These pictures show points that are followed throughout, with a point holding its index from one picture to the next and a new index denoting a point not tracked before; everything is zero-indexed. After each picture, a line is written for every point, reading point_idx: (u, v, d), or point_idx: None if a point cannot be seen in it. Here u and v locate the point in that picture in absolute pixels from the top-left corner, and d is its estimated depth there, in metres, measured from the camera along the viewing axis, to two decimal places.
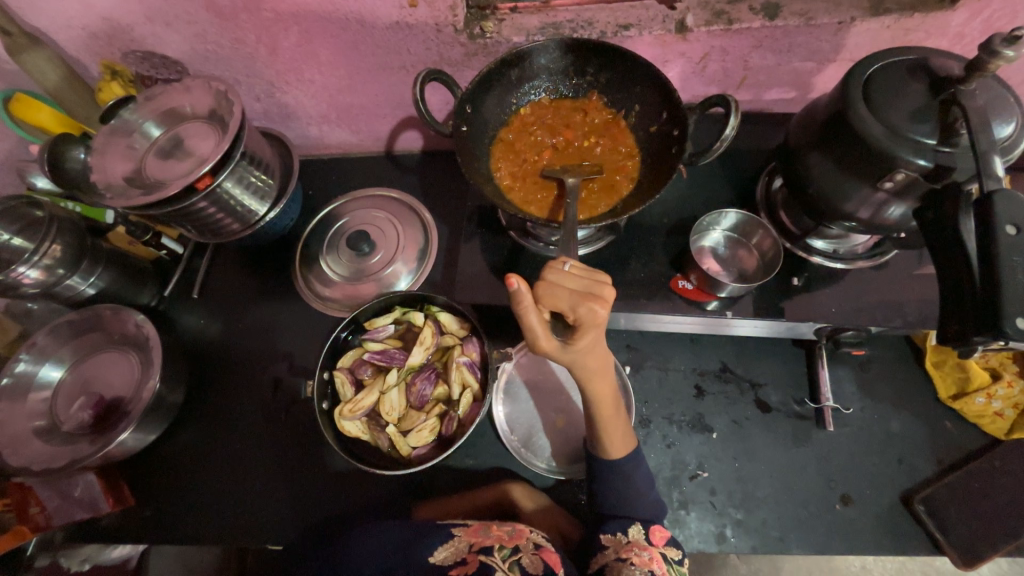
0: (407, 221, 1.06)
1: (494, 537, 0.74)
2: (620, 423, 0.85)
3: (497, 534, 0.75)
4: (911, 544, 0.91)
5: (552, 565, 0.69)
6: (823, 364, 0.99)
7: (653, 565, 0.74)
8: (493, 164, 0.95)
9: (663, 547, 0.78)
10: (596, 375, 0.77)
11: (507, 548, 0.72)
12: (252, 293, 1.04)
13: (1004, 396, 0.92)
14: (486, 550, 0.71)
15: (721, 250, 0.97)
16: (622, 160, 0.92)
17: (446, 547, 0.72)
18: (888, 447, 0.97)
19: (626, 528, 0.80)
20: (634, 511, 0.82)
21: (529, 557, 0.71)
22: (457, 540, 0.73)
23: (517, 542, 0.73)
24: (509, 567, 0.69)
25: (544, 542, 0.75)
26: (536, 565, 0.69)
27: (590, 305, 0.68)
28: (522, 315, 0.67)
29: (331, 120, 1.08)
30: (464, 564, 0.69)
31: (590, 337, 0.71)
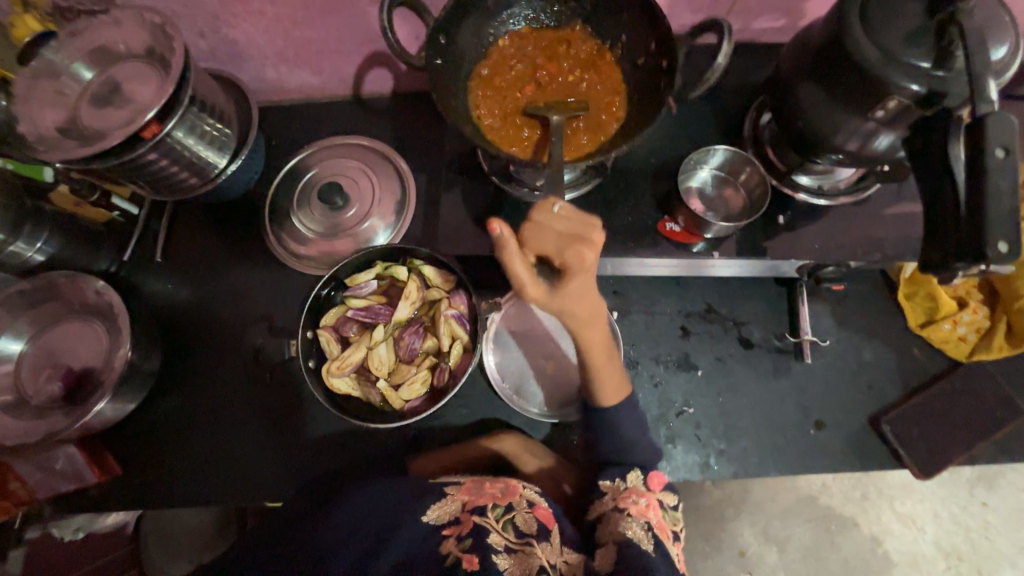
0: (382, 172, 1.07)
1: (487, 496, 0.71)
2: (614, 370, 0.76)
3: (489, 493, 0.71)
4: (877, 462, 0.89)
5: (545, 523, 0.69)
6: (804, 300, 0.93)
7: (651, 514, 0.69)
8: (472, 101, 0.82)
9: (660, 494, 0.73)
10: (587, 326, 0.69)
11: (501, 507, 0.69)
12: (220, 252, 1.05)
13: (968, 322, 0.91)
14: (479, 510, 0.68)
15: (708, 189, 0.93)
16: (609, 95, 0.82)
17: (437, 507, 0.68)
18: (859, 375, 0.93)
19: (623, 474, 0.74)
20: (632, 457, 0.76)
21: (522, 516, 0.69)
22: (449, 500, 0.70)
23: (510, 500, 0.71)
24: (503, 526, 0.66)
25: (536, 497, 0.73)
26: (529, 523, 0.68)
27: (578, 248, 0.61)
28: (506, 261, 0.61)
29: (296, 58, 1.05)
30: (458, 523, 0.66)
31: (579, 283, 0.63)
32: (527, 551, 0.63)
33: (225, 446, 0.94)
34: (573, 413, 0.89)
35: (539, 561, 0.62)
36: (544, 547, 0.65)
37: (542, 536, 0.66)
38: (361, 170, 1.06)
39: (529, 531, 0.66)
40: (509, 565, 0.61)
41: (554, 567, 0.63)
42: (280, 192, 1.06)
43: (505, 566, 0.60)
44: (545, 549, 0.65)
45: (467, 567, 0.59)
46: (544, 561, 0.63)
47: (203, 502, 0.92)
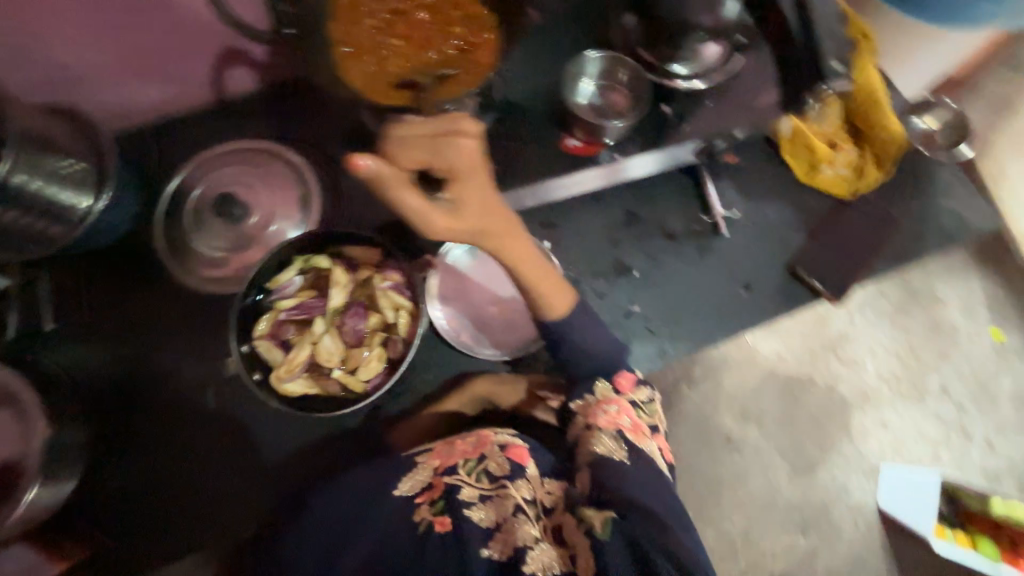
0: (276, 170, 1.01)
1: (458, 453, 0.71)
2: (551, 276, 0.73)
3: (460, 450, 0.72)
4: (803, 303, 0.99)
5: (518, 461, 0.69)
6: (707, 181, 1.01)
7: (622, 419, 0.71)
8: (339, 60, 0.75)
9: (632, 394, 0.74)
10: (502, 237, 0.67)
11: (472, 460, 0.69)
12: (123, 299, 0.96)
13: (842, 161, 1.02)
14: (451, 470, 0.69)
15: (596, 99, 0.93)
16: (476, 30, 0.81)
17: (410, 479, 0.71)
18: (770, 232, 1.02)
19: (592, 387, 0.75)
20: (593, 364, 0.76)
21: (494, 461, 0.69)
22: (421, 469, 0.72)
23: (482, 450, 0.70)
24: (476, 477, 0.68)
25: (509, 437, 0.73)
26: (502, 465, 0.68)
27: (451, 142, 0.60)
28: (395, 196, 0.61)
29: (138, 70, 0.95)
30: (431, 489, 0.69)
31: (472, 183, 0.62)
32: (500, 495, 0.65)
33: (196, 492, 0.89)
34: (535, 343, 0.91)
35: (513, 501, 0.64)
36: (519, 484, 0.66)
37: (516, 475, 0.67)
38: (252, 174, 1.00)
39: (502, 473, 0.67)
40: (484, 514, 0.64)
41: (531, 501, 0.65)
42: (171, 219, 0.98)
43: (478, 517, 0.63)
44: (520, 486, 0.66)
45: (440, 530, 0.64)
46: (518, 498, 0.64)
47: (194, 549, 0.88)
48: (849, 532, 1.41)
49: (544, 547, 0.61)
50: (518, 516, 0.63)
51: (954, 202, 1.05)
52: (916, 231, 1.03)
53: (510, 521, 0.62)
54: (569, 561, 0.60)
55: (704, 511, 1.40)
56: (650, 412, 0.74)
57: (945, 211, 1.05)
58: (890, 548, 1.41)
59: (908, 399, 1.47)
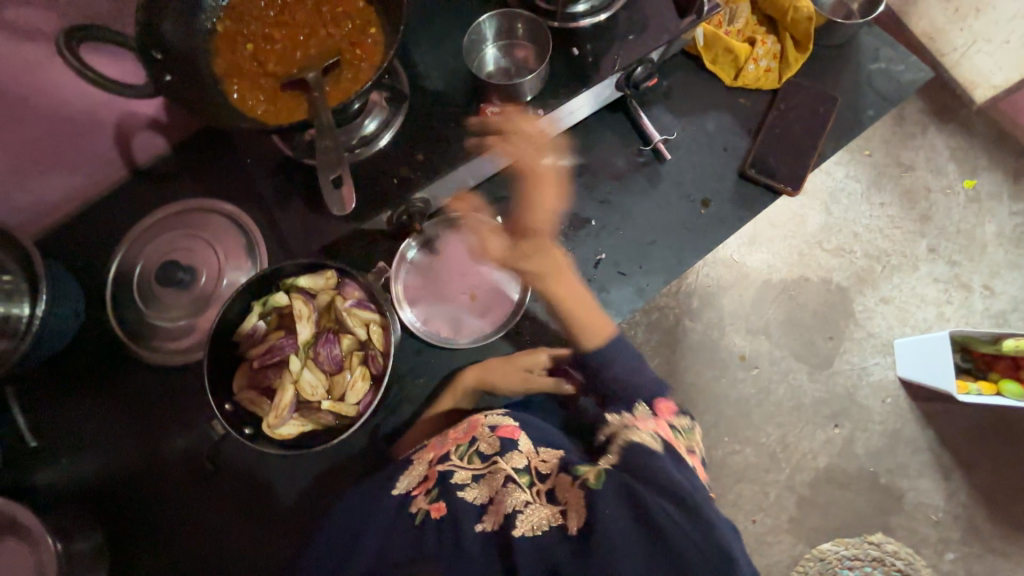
0: (210, 224, 0.98)
1: (450, 442, 0.72)
2: (596, 316, 0.85)
3: (453, 438, 0.73)
4: (763, 202, 0.99)
5: (510, 436, 0.69)
6: (639, 111, 0.98)
7: (659, 430, 0.69)
8: (236, 99, 0.75)
9: (671, 418, 0.74)
10: (554, 271, 0.89)
11: (464, 444, 0.70)
12: (97, 395, 0.94)
13: (764, 54, 1.00)
14: (443, 458, 0.69)
15: (501, 61, 0.96)
16: (356, 21, 0.79)
17: (407, 475, 0.71)
18: (713, 144, 1.01)
19: (632, 406, 0.74)
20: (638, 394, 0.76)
21: (486, 442, 0.69)
22: (416, 465, 0.72)
23: (473, 434, 0.71)
24: (469, 460, 0.67)
25: (501, 418, 0.73)
26: (493, 444, 0.68)
27: (536, 193, 0.97)
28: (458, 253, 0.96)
29: (37, 164, 0.91)
30: (426, 480, 0.68)
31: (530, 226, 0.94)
32: (493, 471, 0.64)
33: (230, 556, 0.90)
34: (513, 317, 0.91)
35: (504, 473, 0.64)
36: (510, 457, 0.66)
37: (507, 449, 0.67)
38: (190, 236, 0.97)
39: (493, 451, 0.67)
40: (477, 493, 0.63)
41: (523, 470, 0.64)
42: (121, 302, 0.95)
43: (472, 496, 0.62)
44: (512, 458, 0.65)
45: (437, 514, 0.62)
46: (508, 470, 0.64)
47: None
48: (879, 410, 1.42)
49: (534, 508, 0.58)
50: (509, 485, 0.62)
51: (882, 61, 1.04)
52: (852, 101, 1.03)
53: (501, 492, 0.61)
54: (560, 516, 0.57)
55: (735, 431, 1.42)
56: (688, 436, 0.73)
57: (875, 73, 1.04)
58: (923, 414, 1.42)
59: (899, 267, 1.47)
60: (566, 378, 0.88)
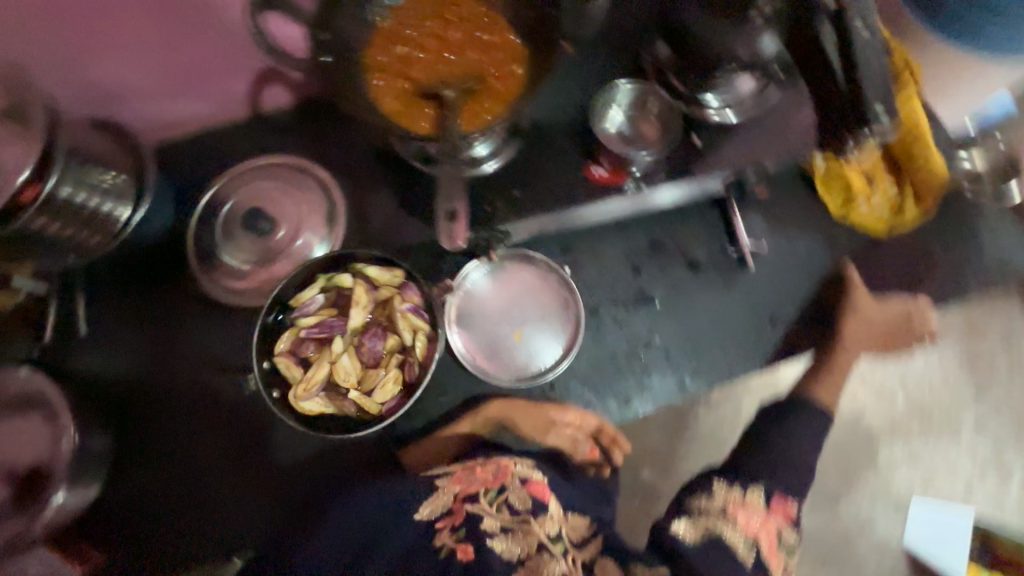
0: (301, 184, 1.02)
1: (479, 482, 0.79)
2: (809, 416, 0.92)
3: (482, 478, 0.79)
4: (828, 338, 0.97)
5: (539, 497, 0.78)
6: (735, 212, 0.98)
7: (761, 533, 0.78)
8: (374, 92, 0.80)
9: (779, 521, 0.80)
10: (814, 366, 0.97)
11: (493, 490, 0.77)
12: (151, 308, 0.99)
13: (880, 197, 0.98)
14: (471, 498, 0.77)
15: (625, 129, 0.93)
16: (505, 55, 0.82)
17: (430, 503, 0.78)
18: (799, 266, 0.99)
19: (747, 487, 0.82)
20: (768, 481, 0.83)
21: (515, 494, 0.77)
22: (440, 494, 0.78)
23: (503, 482, 0.78)
24: (497, 508, 0.76)
25: (529, 471, 0.81)
26: (523, 500, 0.77)
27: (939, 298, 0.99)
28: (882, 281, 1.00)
29: (176, 87, 0.98)
30: (450, 515, 0.76)
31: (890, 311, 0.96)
32: (523, 529, 0.74)
33: (212, 501, 0.91)
34: (551, 370, 0.91)
35: (537, 538, 0.73)
36: (541, 520, 0.75)
37: (537, 509, 0.76)
38: (280, 190, 1.01)
39: (524, 508, 0.76)
40: (505, 545, 0.72)
41: (554, 538, 0.74)
42: (201, 229, 1.00)
43: (502, 548, 0.71)
44: (543, 521, 0.75)
45: (463, 557, 0.71)
46: (542, 536, 0.73)
47: (216, 558, 0.90)
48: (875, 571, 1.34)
49: None
50: (543, 554, 0.71)
51: (999, 240, 1.00)
52: (953, 265, 0.99)
53: (534, 557, 0.71)
54: None
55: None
56: (789, 546, 0.81)
57: (988, 251, 1.00)
58: None
59: (941, 434, 1.38)
60: (586, 442, 0.88)
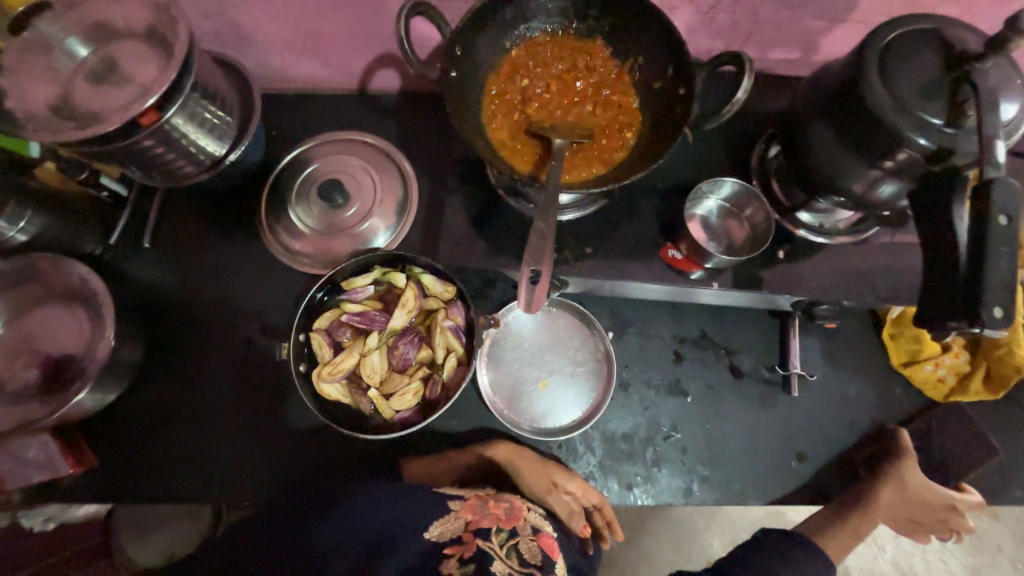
0: (384, 170, 1.03)
1: (491, 519, 0.76)
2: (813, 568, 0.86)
3: (494, 516, 0.77)
4: (851, 491, 0.92)
5: (548, 553, 0.74)
6: (796, 335, 0.95)
7: None
8: (486, 117, 0.81)
9: None
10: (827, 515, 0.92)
11: (505, 531, 0.74)
12: (213, 243, 1.02)
13: (949, 365, 0.94)
14: (483, 532, 0.73)
15: (713, 220, 0.93)
16: (622, 119, 0.82)
17: (439, 525, 0.74)
18: (842, 410, 0.95)
19: None
20: None
21: (526, 544, 0.73)
22: (452, 518, 0.75)
23: (514, 525, 0.76)
24: (507, 553, 0.71)
25: (541, 524, 0.79)
26: (533, 552, 0.72)
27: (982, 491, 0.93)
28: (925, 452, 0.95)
29: (304, 47, 1.02)
30: (461, 544, 0.71)
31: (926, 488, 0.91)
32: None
33: (208, 444, 0.93)
34: (563, 431, 0.90)
35: None
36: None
37: (546, 567, 0.71)
38: (363, 169, 1.03)
39: (533, 561, 0.71)
40: None
41: None
42: (280, 183, 1.03)
43: None
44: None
45: None
46: None
47: (194, 498, 0.91)
48: None
49: None
50: None
51: None
52: (1005, 463, 0.94)
53: None
54: None
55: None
56: None
57: None
58: None
59: None
60: (581, 518, 0.87)
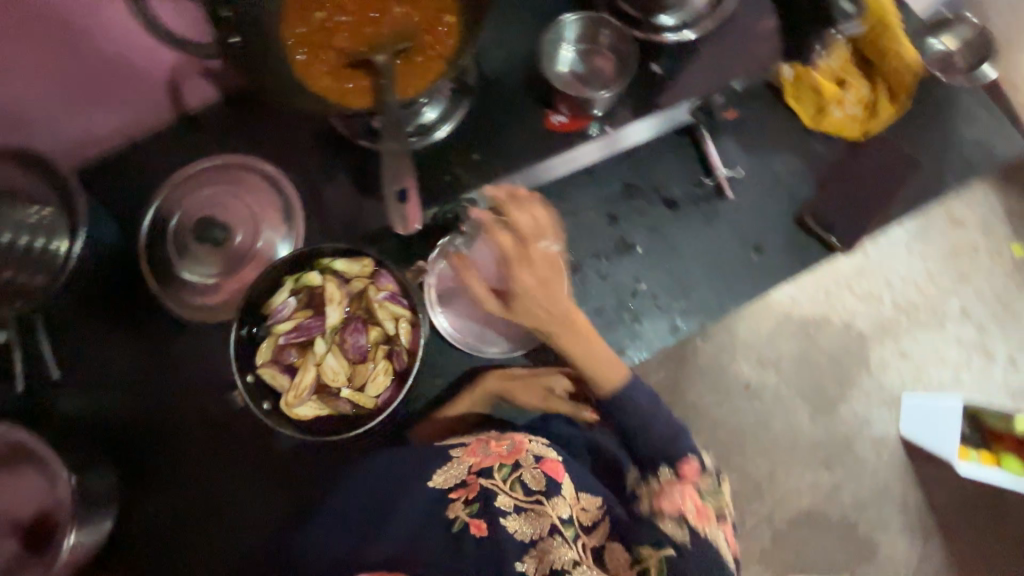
0: (248, 182, 0.94)
1: (494, 456, 0.72)
2: None
3: (496, 451, 0.73)
4: (815, 256, 0.94)
5: (554, 476, 0.70)
6: (707, 140, 0.94)
7: (687, 504, 0.67)
8: (301, 70, 0.72)
9: (697, 480, 0.70)
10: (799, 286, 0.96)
11: (507, 466, 0.70)
12: (122, 339, 0.94)
13: (853, 100, 0.95)
14: (486, 472, 0.70)
15: (578, 67, 0.88)
16: (437, 6, 0.74)
17: (443, 471, 0.73)
18: (778, 188, 0.95)
19: (655, 472, 0.72)
20: (670, 448, 0.73)
21: (530, 472, 0.70)
22: (456, 463, 0.73)
23: (517, 457, 0.71)
24: (511, 486, 0.68)
25: (545, 449, 0.74)
26: (538, 479, 0.69)
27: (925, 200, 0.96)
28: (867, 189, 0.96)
29: (88, 96, 0.88)
30: (465, 486, 0.70)
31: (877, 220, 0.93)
32: (537, 509, 0.66)
33: (225, 516, 0.92)
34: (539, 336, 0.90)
35: (551, 520, 0.65)
36: (555, 502, 0.67)
37: (552, 490, 0.68)
38: (227, 193, 0.94)
39: (538, 488, 0.68)
40: (519, 524, 0.65)
41: (567, 520, 0.67)
42: (152, 250, 0.93)
43: (514, 528, 0.65)
44: (557, 504, 0.67)
45: (476, 532, 0.65)
46: (555, 518, 0.65)
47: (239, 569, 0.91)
48: (873, 463, 1.39)
49: (583, 569, 0.62)
50: (555, 536, 0.64)
51: (978, 127, 0.96)
52: (934, 166, 0.96)
53: (547, 540, 0.64)
54: None
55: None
56: (719, 497, 0.70)
57: (968, 139, 0.96)
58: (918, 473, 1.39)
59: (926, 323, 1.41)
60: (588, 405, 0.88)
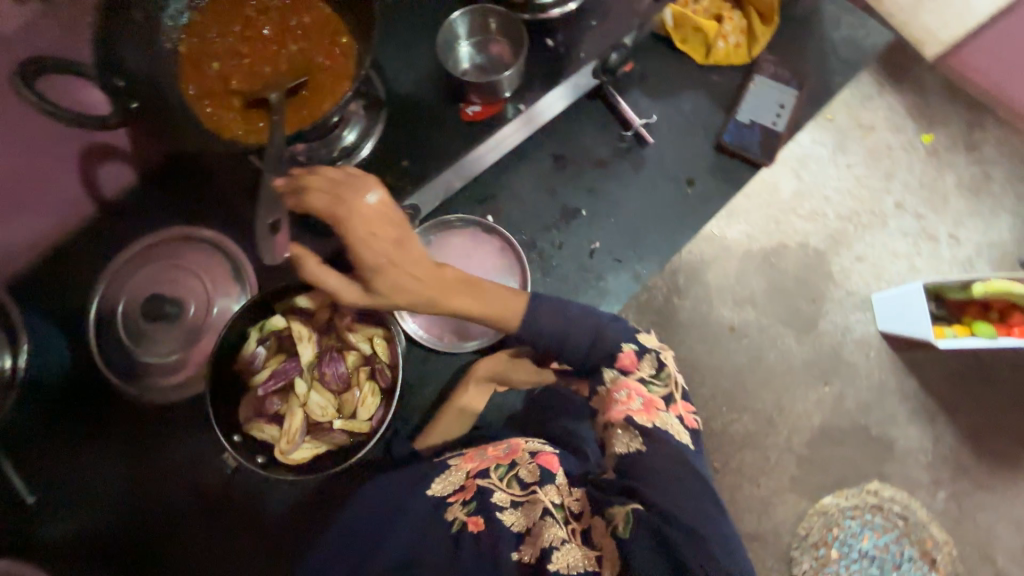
0: (188, 251, 0.93)
1: (491, 459, 0.73)
2: None
3: (493, 455, 0.74)
4: (739, 177, 1.01)
5: (549, 467, 0.68)
6: (617, 97, 1.00)
7: (633, 402, 0.64)
8: (209, 120, 0.72)
9: (637, 369, 0.67)
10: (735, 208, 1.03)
11: (503, 465, 0.70)
12: (96, 443, 0.90)
13: (733, 30, 1.02)
14: (481, 473, 0.71)
15: (476, 58, 0.94)
16: (328, 31, 0.76)
17: (442, 479, 0.74)
18: (691, 124, 1.02)
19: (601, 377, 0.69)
20: (602, 342, 0.69)
21: (525, 467, 0.69)
22: (454, 471, 0.74)
23: (513, 457, 0.72)
24: (508, 482, 0.67)
25: (541, 446, 0.73)
26: (532, 472, 0.67)
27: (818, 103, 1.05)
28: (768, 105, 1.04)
29: None
30: (463, 490, 0.70)
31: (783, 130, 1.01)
32: (532, 499, 0.64)
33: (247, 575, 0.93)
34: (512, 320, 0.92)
35: (543, 504, 0.63)
36: (547, 489, 0.65)
37: (545, 479, 0.66)
38: (169, 267, 0.92)
39: (532, 479, 0.66)
40: (515, 518, 0.63)
41: (558, 505, 0.63)
42: (102, 345, 0.89)
43: (510, 521, 0.63)
44: (549, 491, 0.64)
45: (474, 528, 0.64)
46: (547, 502, 0.63)
47: None
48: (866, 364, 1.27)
49: (570, 548, 0.57)
50: (546, 519, 0.61)
51: (845, 27, 1.06)
52: (817, 71, 1.05)
53: (538, 524, 0.61)
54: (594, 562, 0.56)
55: (752, 392, 1.26)
56: (664, 379, 0.66)
57: (840, 41, 1.06)
58: None
59: None
60: None
